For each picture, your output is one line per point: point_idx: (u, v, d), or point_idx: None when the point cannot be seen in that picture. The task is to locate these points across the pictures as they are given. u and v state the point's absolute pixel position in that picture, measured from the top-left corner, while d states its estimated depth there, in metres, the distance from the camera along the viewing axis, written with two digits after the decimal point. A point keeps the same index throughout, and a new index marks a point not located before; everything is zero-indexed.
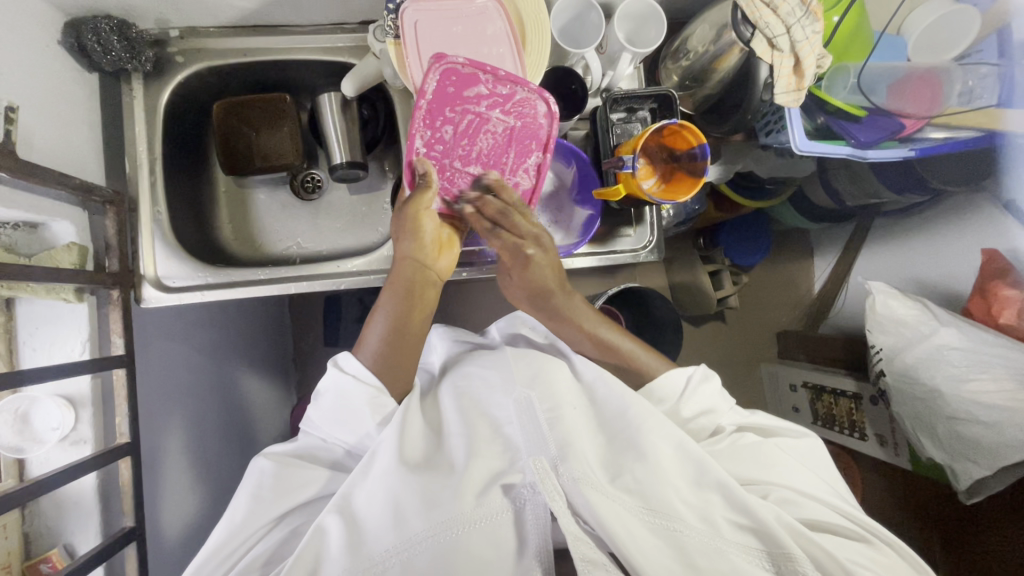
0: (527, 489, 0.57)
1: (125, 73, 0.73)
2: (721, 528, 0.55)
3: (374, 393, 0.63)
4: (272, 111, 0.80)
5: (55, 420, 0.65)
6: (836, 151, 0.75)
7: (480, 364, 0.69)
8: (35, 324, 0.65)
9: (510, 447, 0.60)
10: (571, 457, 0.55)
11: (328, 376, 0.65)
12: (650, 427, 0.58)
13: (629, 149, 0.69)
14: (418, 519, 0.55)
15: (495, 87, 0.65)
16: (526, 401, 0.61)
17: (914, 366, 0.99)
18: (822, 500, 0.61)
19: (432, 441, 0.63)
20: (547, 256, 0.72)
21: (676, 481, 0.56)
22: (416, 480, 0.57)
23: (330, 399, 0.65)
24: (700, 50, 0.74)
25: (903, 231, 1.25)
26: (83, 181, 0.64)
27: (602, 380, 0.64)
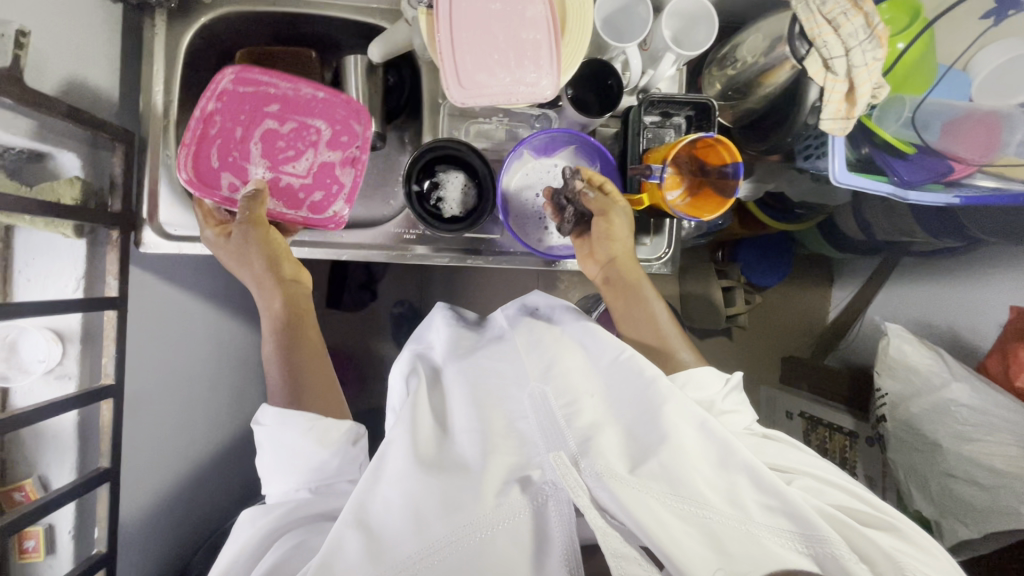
0: (548, 486, 0.54)
1: (149, 8, 0.70)
2: (750, 512, 0.52)
3: (308, 426, 0.61)
4: (298, 67, 0.77)
5: (42, 353, 0.65)
6: (877, 187, 0.70)
7: (491, 354, 0.68)
8: (31, 254, 0.65)
9: (527, 442, 0.59)
10: (593, 451, 0.54)
11: (261, 435, 0.63)
12: (668, 411, 0.57)
13: (660, 157, 0.65)
14: (438, 523, 0.52)
15: (285, 85, 0.72)
16: (541, 394, 0.61)
17: (918, 417, 0.96)
18: (851, 489, 0.58)
19: (442, 436, 0.63)
20: (627, 232, 0.73)
21: (699, 468, 0.54)
22: (436, 479, 0.56)
23: (268, 452, 0.62)
24: (749, 61, 0.69)
25: (926, 273, 1.21)
26: (91, 115, 0.62)
27: (618, 368, 0.63)
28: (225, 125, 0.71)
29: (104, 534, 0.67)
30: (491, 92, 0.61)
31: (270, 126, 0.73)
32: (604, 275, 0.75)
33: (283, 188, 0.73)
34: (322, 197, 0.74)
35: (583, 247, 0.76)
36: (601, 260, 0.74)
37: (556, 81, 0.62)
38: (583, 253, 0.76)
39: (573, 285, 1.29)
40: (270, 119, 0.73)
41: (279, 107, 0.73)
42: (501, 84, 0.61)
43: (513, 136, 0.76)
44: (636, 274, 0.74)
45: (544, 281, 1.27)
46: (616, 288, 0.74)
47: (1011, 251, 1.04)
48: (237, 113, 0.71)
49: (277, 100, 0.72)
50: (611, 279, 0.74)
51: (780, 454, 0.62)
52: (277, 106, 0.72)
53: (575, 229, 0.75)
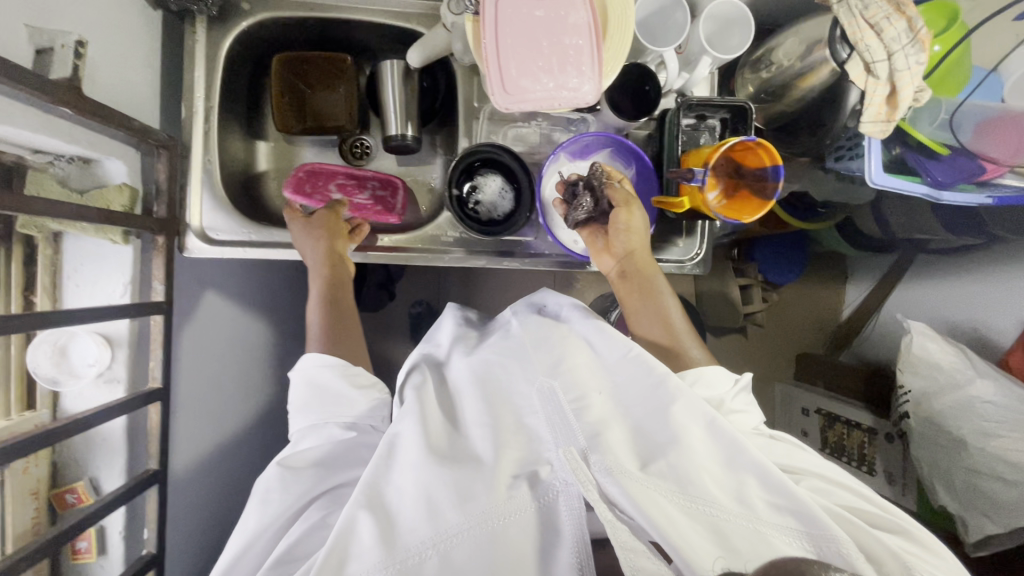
0: (558, 481, 0.54)
1: (190, 15, 0.71)
2: (758, 510, 0.50)
3: (342, 366, 0.64)
4: (331, 70, 0.79)
5: (92, 357, 0.66)
6: (912, 188, 0.71)
7: (500, 351, 0.65)
8: (80, 260, 0.66)
9: (535, 439, 0.57)
10: (602, 447, 0.52)
11: (298, 376, 0.65)
12: (678, 408, 0.53)
13: (702, 160, 0.65)
14: (452, 512, 0.51)
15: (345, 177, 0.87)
16: (550, 391, 0.58)
17: (941, 414, 0.98)
18: (856, 491, 0.57)
19: (451, 428, 0.61)
20: (645, 225, 0.69)
21: (708, 466, 0.51)
22: (446, 471, 0.54)
23: (304, 393, 0.64)
24: (784, 65, 0.70)
25: (944, 271, 1.22)
26: (140, 124, 0.63)
27: (627, 363, 0.58)
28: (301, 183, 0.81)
29: (154, 535, 0.68)
30: (533, 97, 0.62)
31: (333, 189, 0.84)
32: (618, 270, 0.70)
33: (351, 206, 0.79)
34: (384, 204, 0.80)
35: (596, 240, 0.71)
36: (615, 253, 0.70)
37: (597, 86, 0.63)
38: (597, 247, 0.71)
39: (592, 284, 1.30)
40: None
41: None
42: (544, 90, 0.62)
43: (548, 140, 0.77)
44: (651, 269, 0.69)
45: (564, 280, 1.28)
46: (628, 283, 0.69)
47: None
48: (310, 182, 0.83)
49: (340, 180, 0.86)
50: (628, 272, 0.69)
51: (788, 453, 0.60)
52: None
53: (590, 221, 0.71)
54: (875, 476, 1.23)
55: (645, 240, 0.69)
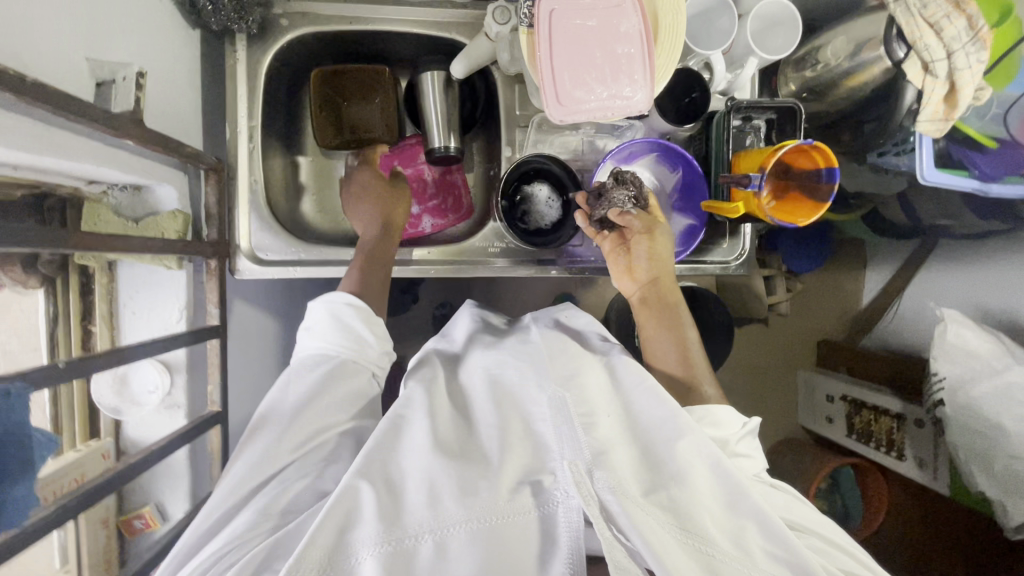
0: (560, 492, 0.48)
1: (230, 34, 0.70)
2: (755, 558, 0.46)
3: (366, 312, 0.60)
4: (367, 82, 0.78)
5: (153, 383, 0.66)
6: (960, 183, 0.71)
7: (516, 354, 0.60)
8: (135, 288, 0.67)
9: (542, 446, 0.52)
10: (607, 464, 0.48)
11: (315, 313, 0.60)
12: (684, 443, 0.50)
13: (757, 166, 0.65)
14: (453, 504, 0.47)
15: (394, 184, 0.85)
16: (560, 399, 0.53)
17: (980, 401, 0.96)
18: (858, 556, 0.53)
19: (461, 424, 0.55)
20: (668, 250, 0.69)
21: (709, 504, 0.48)
22: (451, 465, 0.49)
23: (312, 338, 0.59)
24: (832, 63, 0.69)
25: (968, 255, 1.21)
26: (191, 149, 0.61)
27: (645, 394, 0.54)
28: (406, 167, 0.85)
29: None
30: (587, 108, 0.62)
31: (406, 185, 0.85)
32: (641, 292, 0.69)
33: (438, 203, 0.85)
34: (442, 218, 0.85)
35: (618, 262, 0.69)
36: (638, 275, 0.69)
37: (649, 93, 0.62)
38: (618, 268, 0.70)
39: None
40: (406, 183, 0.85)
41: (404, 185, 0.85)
42: (597, 100, 0.62)
43: (593, 147, 0.76)
44: (671, 294, 0.68)
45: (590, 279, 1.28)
46: (648, 306, 0.68)
47: None
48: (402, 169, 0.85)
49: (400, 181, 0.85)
50: (650, 298, 0.68)
51: (791, 505, 0.56)
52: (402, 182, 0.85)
53: (613, 237, 0.70)
54: (904, 461, 1.21)
55: (665, 265, 0.68)
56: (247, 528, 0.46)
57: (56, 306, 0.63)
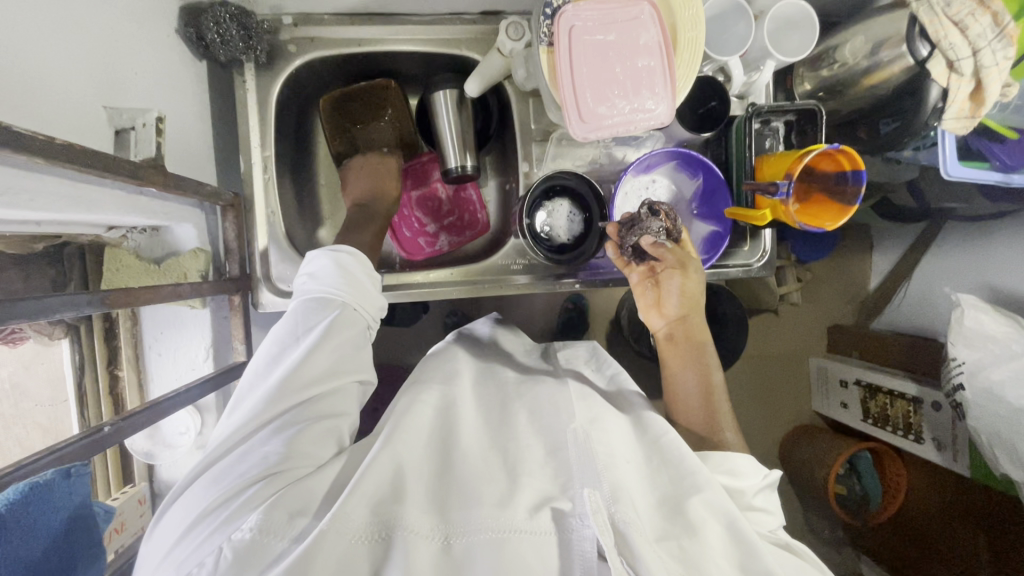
0: (577, 521, 0.46)
1: (238, 64, 0.69)
2: None
3: (361, 262, 0.60)
4: (373, 100, 0.75)
5: (183, 425, 0.65)
6: (985, 176, 0.71)
7: (548, 389, 0.62)
8: (160, 328, 0.65)
9: (563, 471, 0.51)
10: (623, 502, 0.46)
11: (311, 263, 0.59)
12: (699, 500, 0.50)
13: (783, 172, 0.64)
14: (477, 511, 0.46)
15: (408, 197, 0.84)
16: (584, 435, 0.53)
17: (1000, 384, 0.94)
18: None
19: (488, 442, 0.56)
20: (699, 287, 0.68)
21: (721, 561, 0.47)
22: (478, 480, 0.49)
23: (309, 287, 0.57)
24: (850, 63, 0.69)
25: (976, 236, 1.21)
26: (210, 188, 0.60)
27: (665, 446, 0.55)
28: (420, 181, 0.84)
29: None
30: (610, 123, 0.61)
31: (418, 200, 0.84)
32: (670, 327, 0.69)
33: (450, 218, 0.83)
34: (455, 233, 0.83)
35: (647, 296, 0.70)
36: (666, 310, 0.69)
37: (671, 104, 0.61)
38: (647, 302, 0.70)
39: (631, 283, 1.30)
40: (419, 197, 0.84)
41: (416, 200, 0.84)
42: (620, 114, 0.61)
43: (611, 158, 0.75)
44: (699, 331, 0.68)
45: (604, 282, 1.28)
46: (675, 343, 0.68)
47: None
48: (416, 183, 0.84)
49: (414, 194, 0.84)
50: (677, 335, 0.69)
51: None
52: (415, 196, 0.84)
53: (643, 270, 0.70)
54: (925, 444, 1.20)
55: (693, 301, 0.68)
56: (274, 461, 0.46)
57: (82, 354, 0.61)
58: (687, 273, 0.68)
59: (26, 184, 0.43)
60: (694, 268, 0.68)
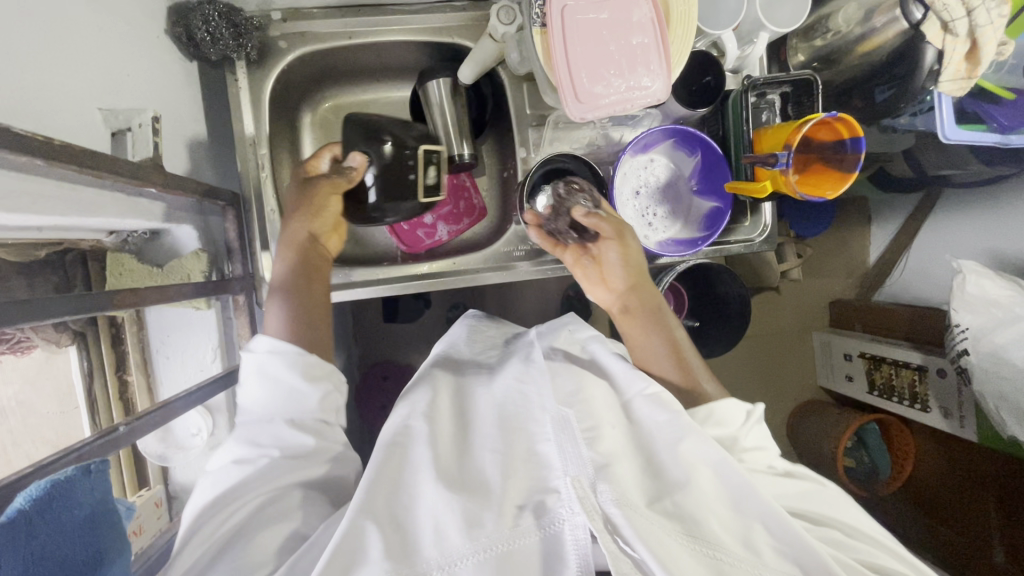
0: (565, 510, 0.47)
1: (230, 62, 0.68)
2: (763, 555, 0.47)
3: (294, 356, 0.55)
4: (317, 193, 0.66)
5: (193, 427, 0.66)
6: (982, 139, 0.70)
7: (516, 373, 0.60)
8: (166, 333, 0.66)
9: (545, 466, 0.50)
10: (610, 477, 0.47)
11: (248, 359, 0.57)
12: (686, 448, 0.51)
13: (781, 143, 0.64)
14: (460, 537, 0.45)
15: None
16: (564, 418, 0.52)
17: (1006, 348, 0.93)
18: (880, 544, 0.53)
19: (462, 444, 0.55)
20: (637, 254, 0.68)
21: (714, 506, 0.49)
22: (456, 495, 0.47)
23: (251, 379, 0.55)
24: (844, 31, 0.68)
25: (975, 202, 1.21)
26: (208, 187, 0.60)
27: (653, 405, 0.56)
28: None
29: None
30: (606, 102, 0.61)
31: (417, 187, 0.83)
32: (621, 300, 0.69)
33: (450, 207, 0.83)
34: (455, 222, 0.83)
35: (593, 274, 0.71)
36: (614, 283, 0.69)
37: (667, 80, 0.61)
38: (593, 280, 0.71)
39: None
40: None
41: None
42: (616, 93, 0.61)
43: (607, 139, 0.75)
44: (650, 297, 0.68)
45: None
46: (631, 315, 0.68)
47: None
48: None
49: None
50: (631, 305, 0.69)
51: (803, 494, 0.56)
52: None
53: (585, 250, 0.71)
54: (932, 412, 1.21)
55: (636, 266, 0.68)
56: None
57: (90, 360, 0.61)
58: (624, 242, 0.68)
59: (23, 187, 0.43)
60: (630, 236, 0.68)
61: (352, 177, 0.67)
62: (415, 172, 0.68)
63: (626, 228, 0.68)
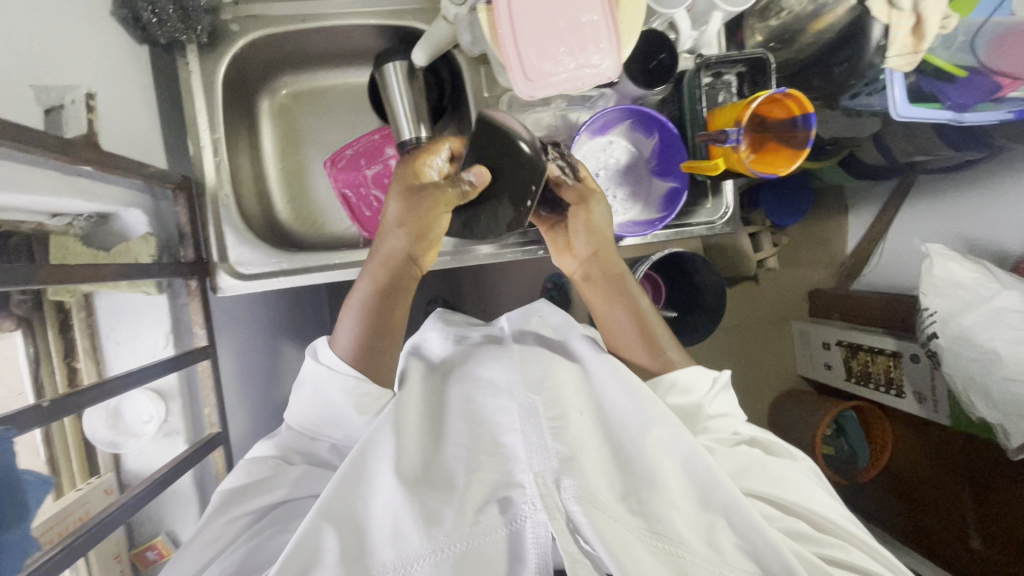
0: (527, 506, 0.50)
1: (180, 46, 0.68)
2: (723, 552, 0.51)
3: (353, 382, 0.58)
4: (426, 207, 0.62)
5: (146, 413, 0.65)
6: (934, 116, 0.71)
7: (487, 362, 0.62)
8: (116, 317, 0.64)
9: (511, 459, 0.53)
10: (574, 472, 0.50)
11: (307, 367, 0.61)
12: (654, 441, 0.54)
13: (732, 120, 0.64)
14: (417, 536, 0.48)
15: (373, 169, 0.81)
16: (531, 406, 0.55)
17: (972, 329, 0.91)
18: (829, 526, 0.59)
19: (433, 439, 0.57)
20: (604, 223, 0.69)
21: (678, 500, 0.52)
22: (425, 492, 0.51)
23: (305, 393, 0.60)
24: (796, 9, 0.69)
25: (949, 188, 1.21)
26: (154, 168, 0.60)
27: (616, 386, 0.58)
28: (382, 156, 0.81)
29: None
30: (556, 79, 0.61)
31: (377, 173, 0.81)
32: (586, 267, 0.71)
33: None
34: None
35: (559, 241, 0.72)
36: (579, 252, 0.70)
37: (618, 57, 0.61)
38: (559, 246, 0.72)
39: None
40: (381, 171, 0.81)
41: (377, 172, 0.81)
42: (567, 71, 0.61)
43: (566, 122, 0.75)
44: (617, 265, 0.70)
45: None
46: (597, 282, 0.70)
47: None
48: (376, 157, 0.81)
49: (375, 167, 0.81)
50: (592, 273, 0.70)
51: (773, 476, 0.60)
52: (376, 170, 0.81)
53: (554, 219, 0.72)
54: (907, 398, 1.22)
55: (602, 232, 0.69)
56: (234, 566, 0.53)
57: (37, 347, 0.61)
58: (591, 213, 0.68)
59: None
60: (597, 204, 0.68)
61: (464, 193, 0.62)
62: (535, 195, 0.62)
63: (597, 195, 0.68)
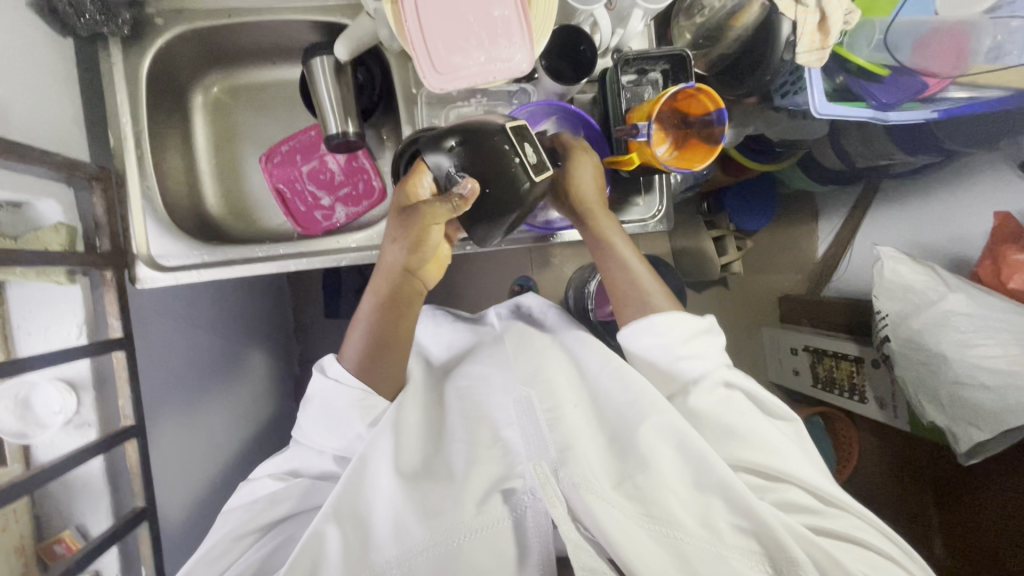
0: (528, 496, 0.54)
1: (104, 39, 0.68)
2: (722, 534, 0.53)
3: (359, 395, 0.60)
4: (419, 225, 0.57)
5: (57, 405, 0.65)
6: (857, 114, 0.71)
7: (488, 360, 0.66)
8: (27, 307, 0.62)
9: (510, 451, 0.57)
10: (570, 462, 0.53)
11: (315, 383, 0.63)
12: (649, 430, 0.56)
13: (644, 114, 0.65)
14: (420, 529, 0.52)
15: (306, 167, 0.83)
16: (526, 400, 0.59)
17: (920, 332, 0.86)
18: (828, 499, 0.60)
19: (434, 436, 0.62)
20: (591, 171, 0.66)
21: (676, 488, 0.54)
22: (426, 484, 0.55)
23: (316, 406, 0.63)
24: (716, 7, 0.71)
25: (910, 192, 1.20)
26: (64, 157, 0.60)
27: (607, 377, 0.62)
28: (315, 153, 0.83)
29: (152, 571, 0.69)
30: (466, 74, 0.61)
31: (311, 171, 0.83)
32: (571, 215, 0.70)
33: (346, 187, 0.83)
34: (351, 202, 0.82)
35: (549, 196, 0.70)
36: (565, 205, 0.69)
37: (529, 52, 0.61)
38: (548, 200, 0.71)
39: (568, 259, 1.27)
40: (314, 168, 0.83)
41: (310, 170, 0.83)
42: (477, 65, 0.61)
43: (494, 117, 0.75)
44: (603, 214, 0.68)
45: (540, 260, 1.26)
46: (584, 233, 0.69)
47: (988, 157, 1.04)
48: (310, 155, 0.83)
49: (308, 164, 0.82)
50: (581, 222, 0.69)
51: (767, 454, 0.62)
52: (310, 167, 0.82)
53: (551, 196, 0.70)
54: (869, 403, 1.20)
55: (594, 181, 0.67)
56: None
57: None
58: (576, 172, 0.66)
59: None
60: (579, 159, 0.66)
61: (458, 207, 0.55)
62: (517, 152, 0.54)
63: (577, 149, 0.66)
